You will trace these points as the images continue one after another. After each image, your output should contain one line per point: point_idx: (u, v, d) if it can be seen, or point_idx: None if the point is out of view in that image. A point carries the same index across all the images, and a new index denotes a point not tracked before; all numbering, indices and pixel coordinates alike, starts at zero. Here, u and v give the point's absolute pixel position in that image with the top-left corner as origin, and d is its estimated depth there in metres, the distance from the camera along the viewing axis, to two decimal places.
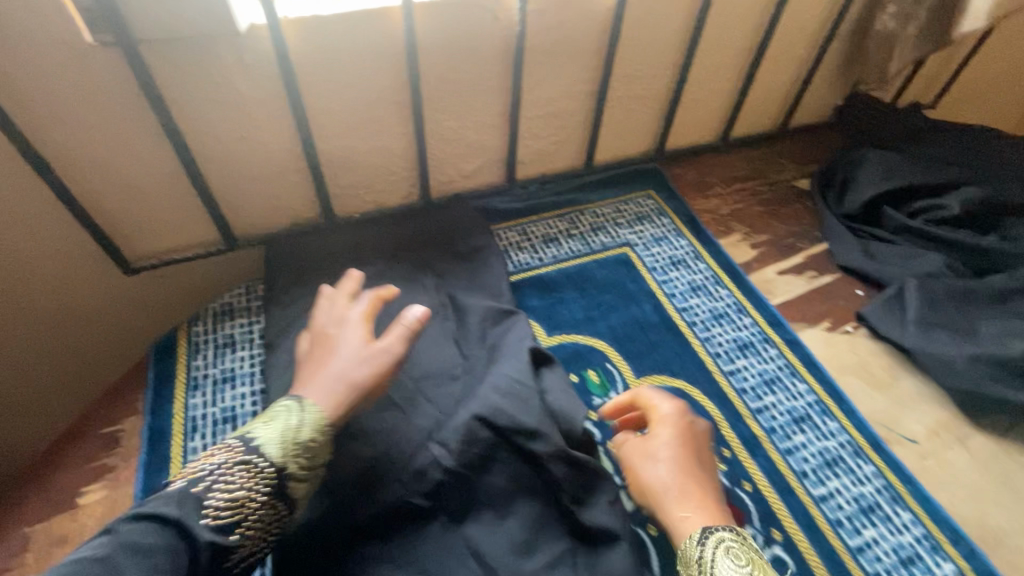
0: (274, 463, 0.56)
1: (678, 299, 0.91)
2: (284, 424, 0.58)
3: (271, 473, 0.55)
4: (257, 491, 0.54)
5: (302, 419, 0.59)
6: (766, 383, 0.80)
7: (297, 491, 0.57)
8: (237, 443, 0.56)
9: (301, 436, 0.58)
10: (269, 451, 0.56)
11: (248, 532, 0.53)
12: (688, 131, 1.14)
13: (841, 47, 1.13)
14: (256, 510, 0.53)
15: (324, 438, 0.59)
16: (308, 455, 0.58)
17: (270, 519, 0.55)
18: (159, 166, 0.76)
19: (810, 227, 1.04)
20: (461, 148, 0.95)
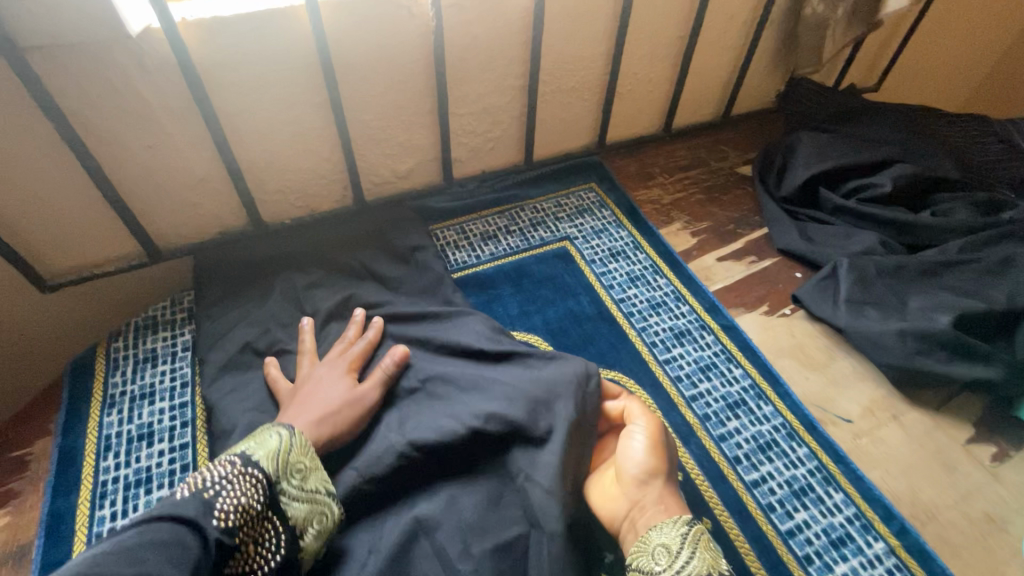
0: (270, 475, 0.50)
1: (616, 290, 0.90)
2: (273, 443, 0.53)
3: (270, 492, 0.49)
4: (258, 499, 0.48)
5: (293, 441, 0.55)
6: (701, 370, 0.79)
7: (292, 510, 0.51)
8: (229, 457, 0.49)
9: (298, 458, 0.54)
10: (268, 467, 0.51)
11: (248, 540, 0.46)
12: (628, 123, 1.13)
13: (776, 32, 1.13)
14: (257, 519, 0.47)
15: (311, 456, 0.56)
16: (299, 472, 0.53)
17: (264, 535, 0.48)
18: (65, 179, 0.74)
19: (750, 213, 1.04)
20: (391, 148, 0.94)
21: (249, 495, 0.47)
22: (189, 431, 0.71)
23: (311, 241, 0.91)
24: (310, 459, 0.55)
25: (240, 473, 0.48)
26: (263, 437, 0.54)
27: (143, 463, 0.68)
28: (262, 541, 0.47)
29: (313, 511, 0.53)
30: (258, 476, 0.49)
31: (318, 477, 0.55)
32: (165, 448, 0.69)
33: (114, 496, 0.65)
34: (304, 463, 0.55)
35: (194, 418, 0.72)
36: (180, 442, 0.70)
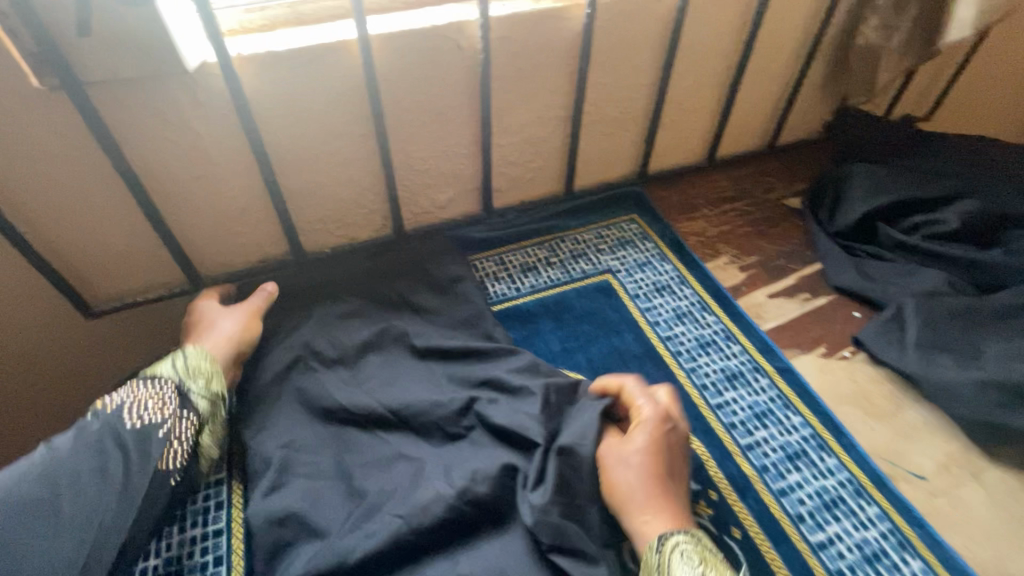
0: (173, 387, 0.66)
1: (662, 327, 0.86)
2: (172, 366, 0.67)
3: (176, 393, 0.65)
4: (164, 411, 0.63)
5: (190, 354, 0.69)
6: (756, 417, 0.75)
7: (203, 407, 0.66)
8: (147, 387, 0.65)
9: (198, 364, 0.68)
10: (169, 376, 0.66)
11: (174, 440, 0.62)
12: (670, 153, 1.11)
13: (825, 61, 1.10)
14: (169, 424, 0.63)
15: (214, 366, 0.69)
16: (206, 378, 0.68)
17: (187, 431, 0.64)
18: (116, 208, 0.75)
19: (801, 247, 1.00)
20: (432, 178, 0.93)
21: (162, 399, 0.64)
22: (224, 467, 0.72)
23: (350, 271, 0.90)
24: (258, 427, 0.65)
25: (150, 386, 0.65)
26: (163, 360, 0.69)
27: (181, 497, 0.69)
28: (182, 439, 0.63)
29: (213, 412, 0.67)
30: (162, 384, 0.65)
31: (219, 379, 0.69)
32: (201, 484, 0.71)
33: None
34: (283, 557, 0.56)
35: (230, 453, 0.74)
36: (216, 478, 0.71)
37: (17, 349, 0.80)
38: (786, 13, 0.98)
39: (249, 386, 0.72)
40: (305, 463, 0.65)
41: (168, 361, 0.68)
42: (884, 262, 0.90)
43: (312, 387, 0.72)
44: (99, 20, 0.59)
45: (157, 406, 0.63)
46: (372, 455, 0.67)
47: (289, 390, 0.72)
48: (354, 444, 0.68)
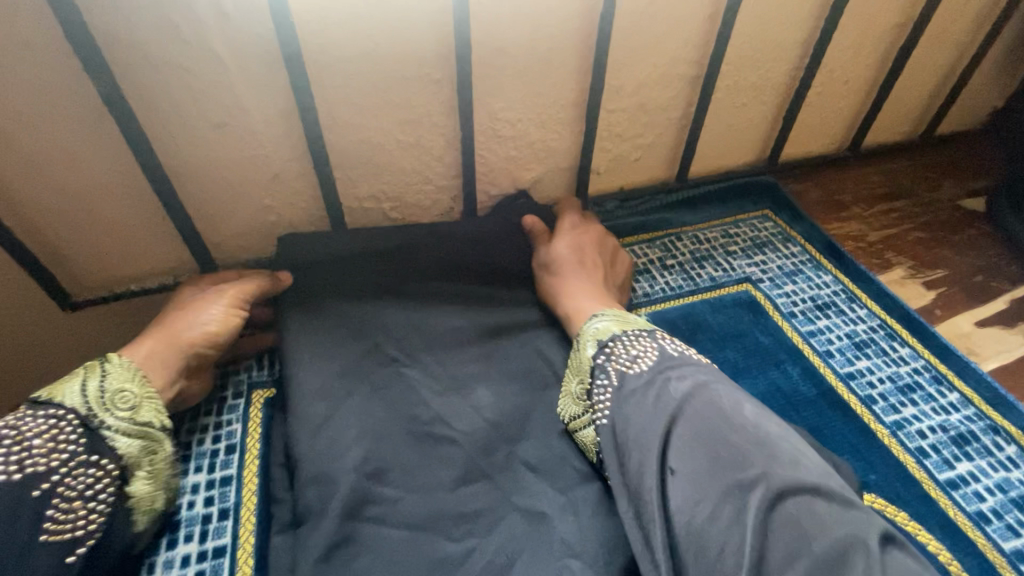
0: (76, 411, 0.46)
1: (838, 359, 0.61)
2: (80, 384, 0.48)
3: (81, 427, 0.45)
4: (59, 442, 0.43)
5: (113, 366, 0.50)
6: (1016, 505, 0.51)
7: (120, 443, 0.46)
8: (27, 408, 0.45)
9: (122, 388, 0.49)
10: (70, 404, 0.46)
11: (70, 487, 0.42)
12: (810, 136, 0.87)
13: (1018, 25, 0.86)
14: (62, 463, 0.43)
15: (140, 384, 0.50)
16: (124, 401, 0.48)
17: (94, 475, 0.44)
18: (104, 161, 0.54)
19: (1002, 261, 0.75)
20: (518, 149, 0.71)
21: (54, 432, 0.44)
22: (229, 527, 0.51)
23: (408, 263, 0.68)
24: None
25: (37, 414, 0.44)
26: (72, 374, 0.49)
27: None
28: (79, 491, 0.43)
29: (145, 449, 0.48)
30: (59, 417, 0.45)
31: (151, 405, 0.50)
32: (194, 553, 0.50)
33: None
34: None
35: (237, 506, 0.53)
36: (215, 546, 0.50)
37: None
38: None
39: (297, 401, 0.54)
40: (382, 508, 0.48)
41: (77, 378, 0.48)
42: None
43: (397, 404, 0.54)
44: None
45: (45, 439, 0.43)
46: (474, 501, 0.49)
47: (363, 402, 0.54)
48: (443, 480, 0.50)
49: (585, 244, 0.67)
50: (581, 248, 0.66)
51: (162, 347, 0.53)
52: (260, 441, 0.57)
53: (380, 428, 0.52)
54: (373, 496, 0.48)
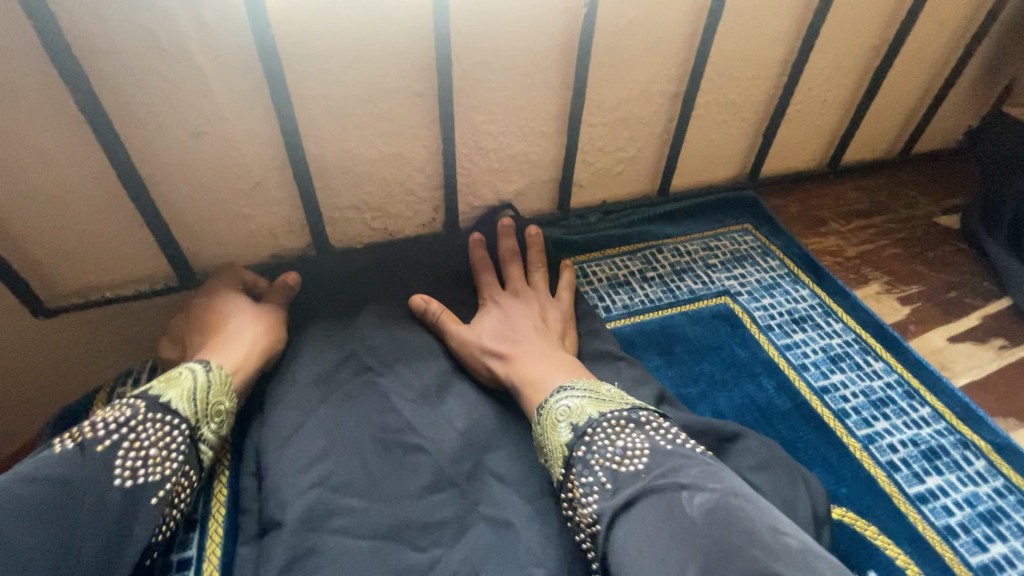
0: (186, 420, 0.47)
1: (814, 374, 0.62)
2: (190, 385, 0.49)
3: (188, 439, 0.47)
4: (173, 452, 0.45)
5: (213, 376, 0.51)
6: (982, 519, 0.51)
7: (206, 458, 0.49)
8: (143, 404, 0.46)
9: (219, 400, 0.51)
10: (183, 410, 0.47)
11: (172, 499, 0.45)
12: (789, 152, 0.89)
13: (988, 49, 0.88)
14: (175, 473, 0.45)
15: (233, 400, 0.52)
16: (219, 417, 0.51)
17: (186, 488, 0.46)
18: (80, 168, 0.54)
19: (976, 277, 0.76)
20: (500, 163, 0.72)
21: (167, 440, 0.45)
22: (195, 540, 0.49)
23: (388, 273, 0.68)
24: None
25: (153, 416, 0.46)
26: (177, 373, 0.50)
27: None
28: (176, 502, 0.45)
29: (217, 464, 0.51)
30: (174, 423, 0.46)
31: (234, 422, 0.52)
32: (156, 567, 0.47)
33: None
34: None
35: (204, 518, 0.51)
36: (180, 558, 0.48)
37: None
38: None
39: (272, 411, 0.54)
40: (344, 521, 0.47)
41: (178, 378, 0.50)
42: None
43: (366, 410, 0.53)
44: None
45: (159, 447, 0.45)
46: (443, 511, 0.48)
47: (334, 410, 0.54)
48: (411, 488, 0.49)
49: (515, 311, 0.64)
50: (511, 316, 0.63)
51: (239, 361, 0.55)
52: (231, 451, 0.55)
53: (342, 440, 0.52)
54: (340, 509, 0.47)
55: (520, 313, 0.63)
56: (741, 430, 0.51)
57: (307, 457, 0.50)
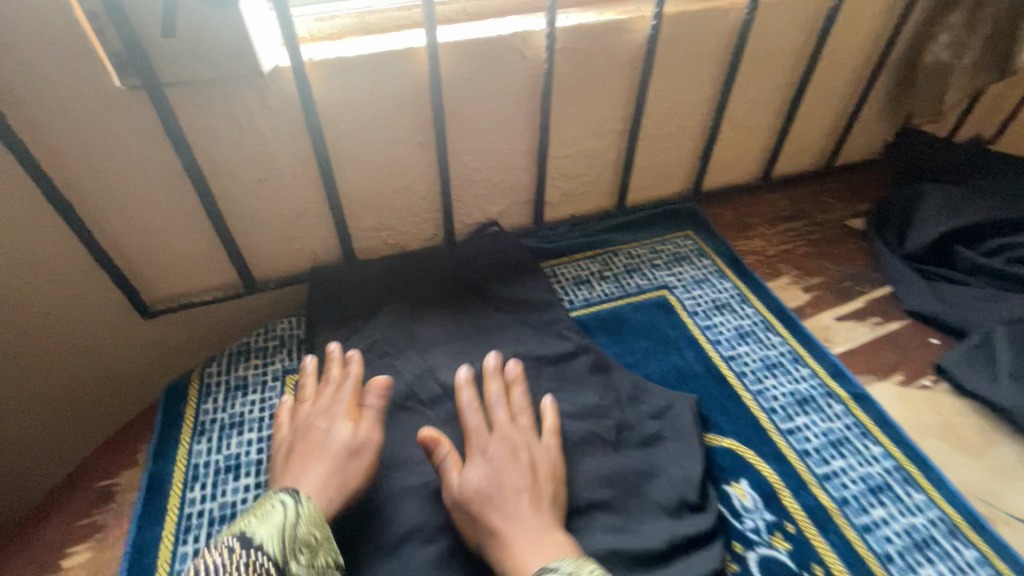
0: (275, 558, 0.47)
1: (724, 346, 0.82)
2: (279, 521, 0.50)
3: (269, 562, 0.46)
4: None
5: (304, 510, 0.53)
6: (832, 444, 0.70)
7: None
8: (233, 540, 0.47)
9: (304, 532, 0.51)
10: (272, 547, 0.48)
11: None
12: (726, 170, 1.08)
13: (889, 80, 1.07)
14: None
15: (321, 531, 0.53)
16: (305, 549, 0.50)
17: None
18: (178, 207, 0.75)
19: (867, 270, 0.95)
20: (486, 189, 0.92)
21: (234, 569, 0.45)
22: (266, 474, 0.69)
23: (400, 277, 0.88)
24: (319, 530, 0.53)
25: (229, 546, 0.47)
26: (266, 510, 0.51)
27: (228, 497, 0.65)
28: None
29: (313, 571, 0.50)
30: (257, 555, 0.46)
31: (328, 550, 0.52)
32: (251, 484, 0.66)
33: (198, 532, 0.62)
34: (314, 538, 0.52)
35: None
36: None
37: (65, 350, 0.77)
38: (852, 30, 0.96)
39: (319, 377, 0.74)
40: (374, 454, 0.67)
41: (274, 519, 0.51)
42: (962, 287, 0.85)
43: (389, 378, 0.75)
44: (184, 21, 0.60)
45: None
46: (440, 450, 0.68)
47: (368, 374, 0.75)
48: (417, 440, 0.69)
49: (498, 433, 0.65)
50: (493, 473, 0.60)
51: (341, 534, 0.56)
52: None
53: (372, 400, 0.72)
54: None
55: (522, 507, 0.57)
56: (672, 402, 0.72)
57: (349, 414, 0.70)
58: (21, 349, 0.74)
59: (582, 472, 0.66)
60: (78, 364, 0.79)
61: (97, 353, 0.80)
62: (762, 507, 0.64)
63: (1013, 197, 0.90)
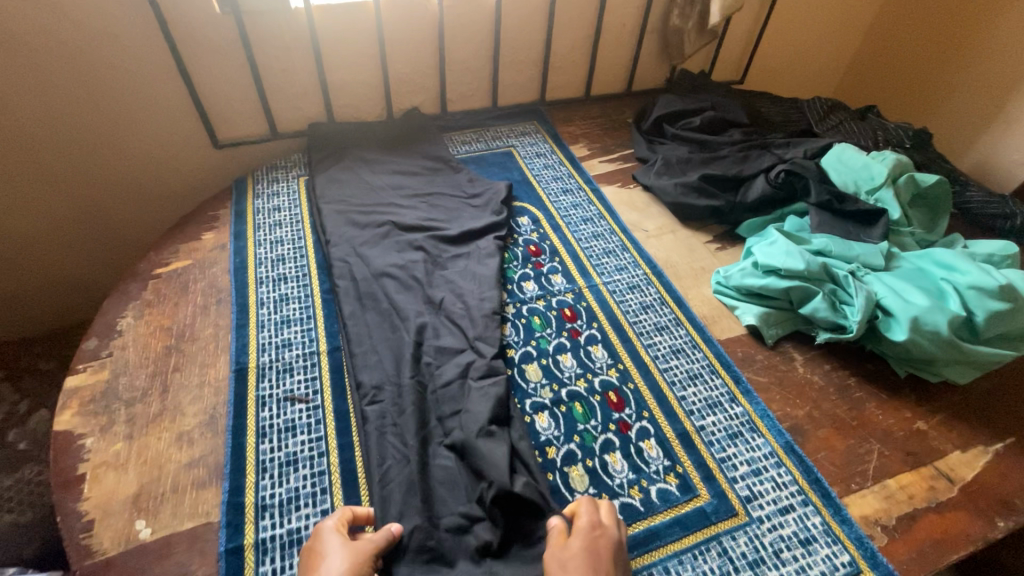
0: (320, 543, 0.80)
1: (535, 171, 1.56)
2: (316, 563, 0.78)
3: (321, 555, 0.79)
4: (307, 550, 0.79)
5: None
6: (573, 206, 1.45)
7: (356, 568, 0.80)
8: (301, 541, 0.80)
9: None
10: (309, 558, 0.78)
11: None
12: (559, 87, 1.81)
13: (655, 37, 1.82)
14: None
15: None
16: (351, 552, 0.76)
17: None
18: (240, 82, 1.42)
19: (627, 141, 1.71)
20: (411, 87, 1.62)
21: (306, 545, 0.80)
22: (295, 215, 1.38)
23: (361, 131, 1.57)
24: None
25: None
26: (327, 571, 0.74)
27: (277, 218, 1.34)
28: None
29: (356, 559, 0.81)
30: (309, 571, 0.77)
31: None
32: (287, 214, 1.35)
33: (264, 228, 1.31)
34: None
35: (300, 204, 1.39)
36: None
37: (179, 147, 1.46)
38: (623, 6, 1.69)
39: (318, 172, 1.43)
40: (346, 199, 1.36)
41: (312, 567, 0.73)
42: (661, 143, 1.61)
43: (355, 172, 1.45)
44: None
45: None
46: (382, 199, 1.38)
47: (343, 170, 1.45)
48: (370, 195, 1.39)
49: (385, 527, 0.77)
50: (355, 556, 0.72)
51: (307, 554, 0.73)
52: (305, 188, 1.44)
53: (346, 181, 1.42)
54: (344, 198, 1.37)
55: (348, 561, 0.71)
56: (497, 183, 1.44)
57: (337, 184, 1.40)
58: (160, 142, 1.43)
59: (420, 202, 1.39)
60: (144, 188, 1.50)
61: (185, 154, 1.47)
62: (530, 224, 1.38)
63: (698, 99, 1.67)
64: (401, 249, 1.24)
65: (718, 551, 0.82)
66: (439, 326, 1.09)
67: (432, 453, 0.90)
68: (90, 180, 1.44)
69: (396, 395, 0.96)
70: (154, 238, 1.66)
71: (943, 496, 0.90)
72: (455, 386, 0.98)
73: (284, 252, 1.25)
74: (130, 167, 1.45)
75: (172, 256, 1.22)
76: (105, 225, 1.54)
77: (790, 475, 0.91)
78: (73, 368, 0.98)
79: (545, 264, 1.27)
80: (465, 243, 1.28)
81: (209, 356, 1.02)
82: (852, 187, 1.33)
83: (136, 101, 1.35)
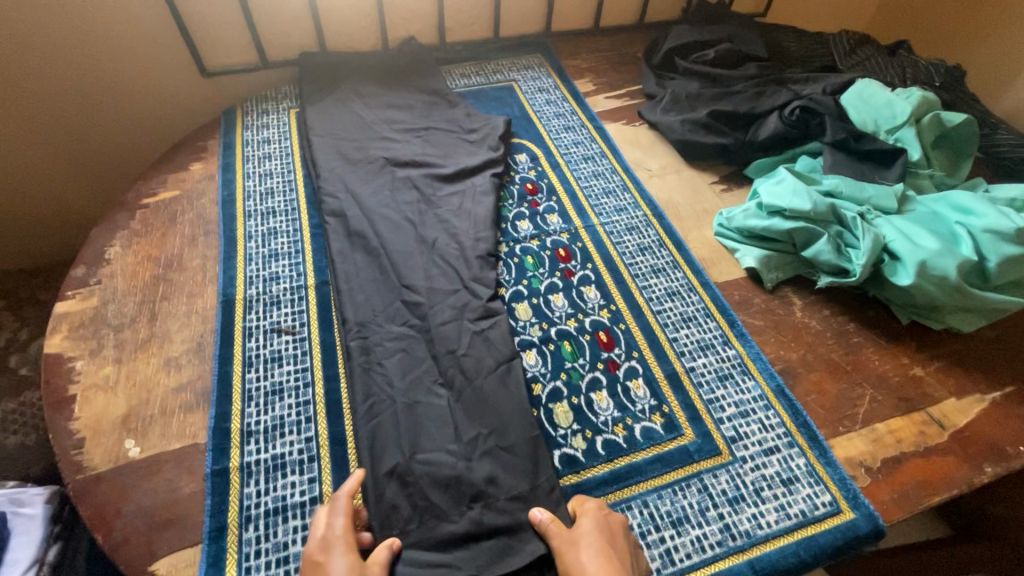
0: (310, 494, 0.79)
1: (536, 107, 1.48)
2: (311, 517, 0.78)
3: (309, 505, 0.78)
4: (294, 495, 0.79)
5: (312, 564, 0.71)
6: (574, 144, 1.38)
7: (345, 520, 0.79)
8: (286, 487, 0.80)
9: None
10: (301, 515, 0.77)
11: None
12: (567, 16, 1.70)
13: None
14: None
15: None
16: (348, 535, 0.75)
17: None
18: (226, 5, 1.34)
19: (635, 76, 1.61)
20: (408, 14, 1.52)
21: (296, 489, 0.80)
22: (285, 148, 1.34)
23: (354, 61, 1.49)
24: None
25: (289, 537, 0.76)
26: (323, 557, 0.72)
27: (267, 151, 1.30)
28: None
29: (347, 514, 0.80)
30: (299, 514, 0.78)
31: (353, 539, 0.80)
32: (277, 147, 1.31)
33: (254, 161, 1.27)
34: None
35: (291, 137, 1.34)
36: None
37: (166, 75, 1.40)
38: None
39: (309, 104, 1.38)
40: (337, 132, 1.31)
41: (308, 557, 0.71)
42: (672, 78, 1.52)
43: (347, 104, 1.39)
44: None
45: None
46: (375, 133, 1.33)
47: (334, 101, 1.39)
48: (362, 128, 1.33)
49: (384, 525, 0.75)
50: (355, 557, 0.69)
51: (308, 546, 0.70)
52: (295, 121, 1.39)
53: (337, 113, 1.36)
54: (335, 131, 1.31)
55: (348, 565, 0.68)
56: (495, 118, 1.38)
57: (328, 116, 1.35)
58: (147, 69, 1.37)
59: (414, 136, 1.34)
60: (132, 115, 1.45)
61: (172, 83, 1.42)
62: (529, 162, 1.32)
63: (714, 30, 1.55)
64: (393, 185, 1.20)
65: (698, 487, 0.82)
66: (430, 264, 1.06)
67: (419, 391, 0.89)
68: (76, 106, 1.39)
69: (385, 334, 0.95)
70: (145, 167, 1.63)
71: (933, 441, 0.89)
72: (444, 324, 0.97)
73: (273, 186, 1.22)
74: (116, 96, 1.40)
75: (160, 185, 1.20)
76: (93, 156, 1.51)
77: (778, 418, 0.90)
78: (62, 294, 0.98)
79: (542, 203, 1.23)
80: (459, 180, 1.24)
81: (197, 286, 1.02)
82: (872, 127, 1.25)
83: (117, 25, 1.28)
